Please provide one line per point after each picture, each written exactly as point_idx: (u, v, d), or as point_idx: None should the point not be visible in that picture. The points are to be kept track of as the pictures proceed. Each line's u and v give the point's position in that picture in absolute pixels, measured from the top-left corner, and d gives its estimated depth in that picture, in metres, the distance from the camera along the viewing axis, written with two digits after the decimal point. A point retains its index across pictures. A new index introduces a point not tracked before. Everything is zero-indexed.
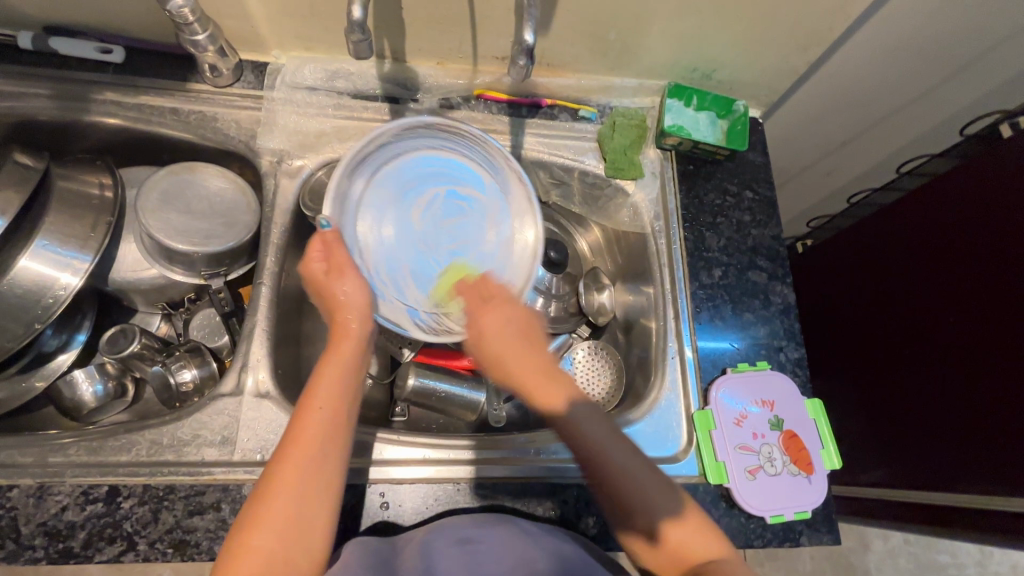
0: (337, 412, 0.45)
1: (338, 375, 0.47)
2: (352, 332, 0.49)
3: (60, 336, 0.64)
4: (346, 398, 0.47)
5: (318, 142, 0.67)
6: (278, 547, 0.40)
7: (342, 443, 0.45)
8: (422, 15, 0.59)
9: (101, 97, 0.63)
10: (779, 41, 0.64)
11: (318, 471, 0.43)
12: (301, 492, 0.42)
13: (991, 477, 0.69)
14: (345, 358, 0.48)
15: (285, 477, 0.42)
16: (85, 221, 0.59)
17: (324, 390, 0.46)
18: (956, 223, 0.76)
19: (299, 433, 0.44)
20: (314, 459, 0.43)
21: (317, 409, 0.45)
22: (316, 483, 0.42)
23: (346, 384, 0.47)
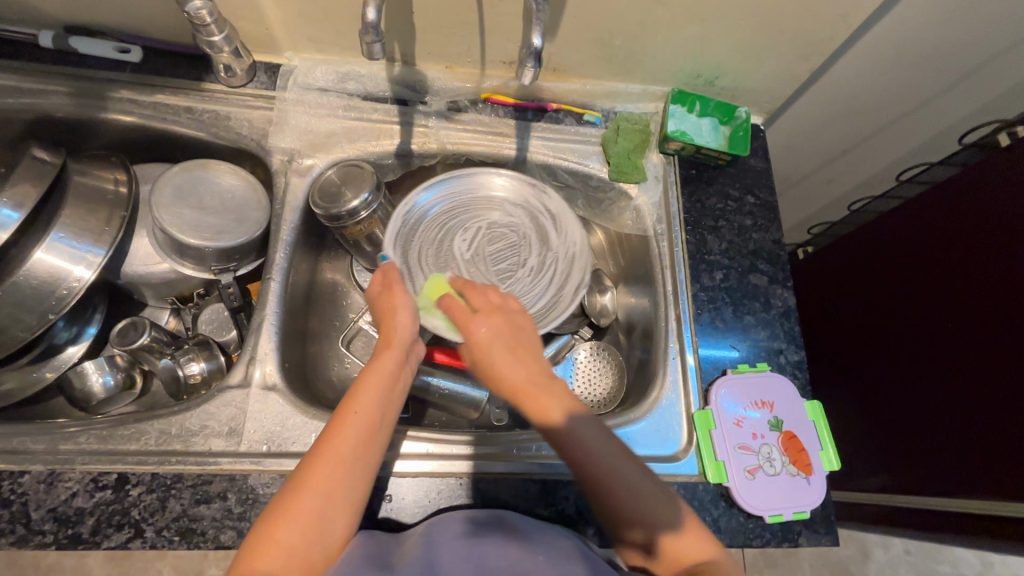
0: (373, 425, 0.46)
1: (377, 383, 0.47)
2: (396, 343, 0.50)
3: (70, 329, 0.65)
4: (385, 406, 0.47)
5: (328, 142, 0.68)
6: (303, 543, 0.41)
7: (375, 451, 0.46)
8: (432, 18, 0.61)
9: (118, 95, 0.64)
10: (780, 50, 0.66)
11: (348, 476, 0.44)
12: (329, 494, 0.43)
13: (987, 483, 0.70)
14: (389, 364, 0.49)
15: (317, 479, 0.43)
16: (100, 216, 0.61)
17: (366, 397, 0.46)
18: (955, 230, 0.77)
19: (335, 440, 0.44)
20: (345, 468, 0.44)
21: (357, 417, 0.45)
22: (345, 487, 0.43)
23: (387, 398, 0.48)
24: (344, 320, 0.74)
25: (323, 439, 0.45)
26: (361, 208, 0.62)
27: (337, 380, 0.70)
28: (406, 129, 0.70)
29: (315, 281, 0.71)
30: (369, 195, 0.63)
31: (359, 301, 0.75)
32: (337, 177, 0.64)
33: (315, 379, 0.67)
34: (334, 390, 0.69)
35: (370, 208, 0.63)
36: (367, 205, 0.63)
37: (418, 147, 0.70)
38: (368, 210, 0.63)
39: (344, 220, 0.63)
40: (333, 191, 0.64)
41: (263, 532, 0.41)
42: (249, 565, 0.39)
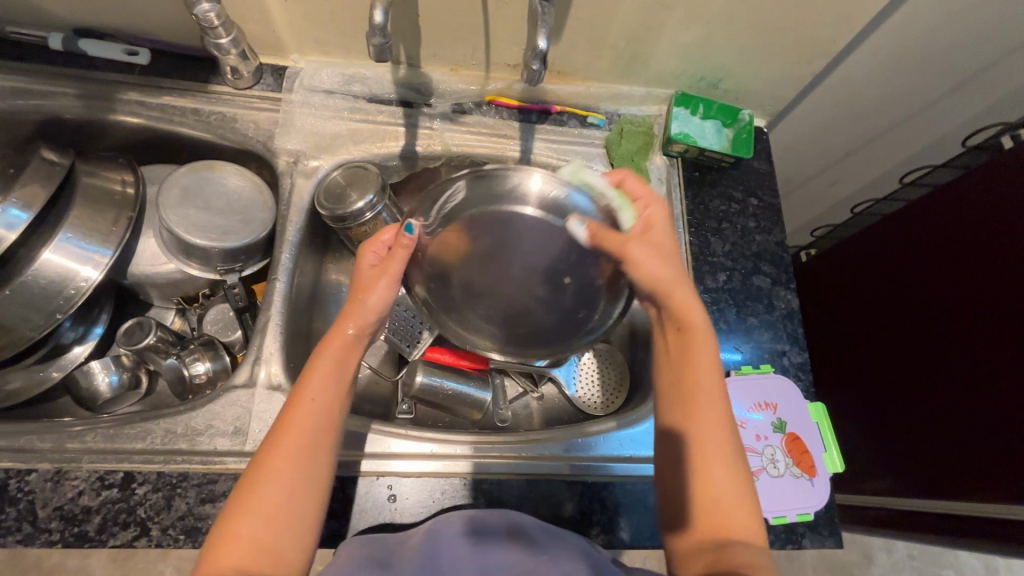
0: (325, 411, 0.46)
1: (327, 372, 0.48)
2: (347, 332, 0.50)
3: (77, 329, 0.65)
4: (338, 394, 0.48)
5: (334, 144, 0.68)
6: (268, 536, 0.41)
7: (333, 437, 0.47)
8: (438, 21, 0.61)
9: (126, 97, 0.65)
10: (783, 53, 0.66)
11: (306, 464, 0.44)
12: (289, 485, 0.43)
13: (990, 486, 0.70)
14: (337, 352, 0.49)
15: (274, 471, 0.43)
16: (107, 216, 0.61)
17: (315, 384, 0.47)
18: (959, 233, 0.77)
19: (288, 431, 0.45)
20: (302, 457, 0.44)
21: (310, 404, 0.46)
22: (304, 477, 0.44)
23: (338, 383, 0.48)
24: None
25: (277, 429, 0.45)
26: (365, 209, 0.62)
27: None
28: (411, 131, 0.70)
29: (320, 281, 0.72)
30: (374, 196, 0.63)
31: None
32: (343, 179, 0.65)
33: None
34: None
35: (375, 210, 0.64)
36: (371, 206, 0.63)
37: (423, 149, 0.70)
38: (372, 211, 0.63)
39: (348, 221, 0.64)
40: (339, 193, 0.64)
41: (223, 529, 0.41)
42: (212, 558, 0.39)
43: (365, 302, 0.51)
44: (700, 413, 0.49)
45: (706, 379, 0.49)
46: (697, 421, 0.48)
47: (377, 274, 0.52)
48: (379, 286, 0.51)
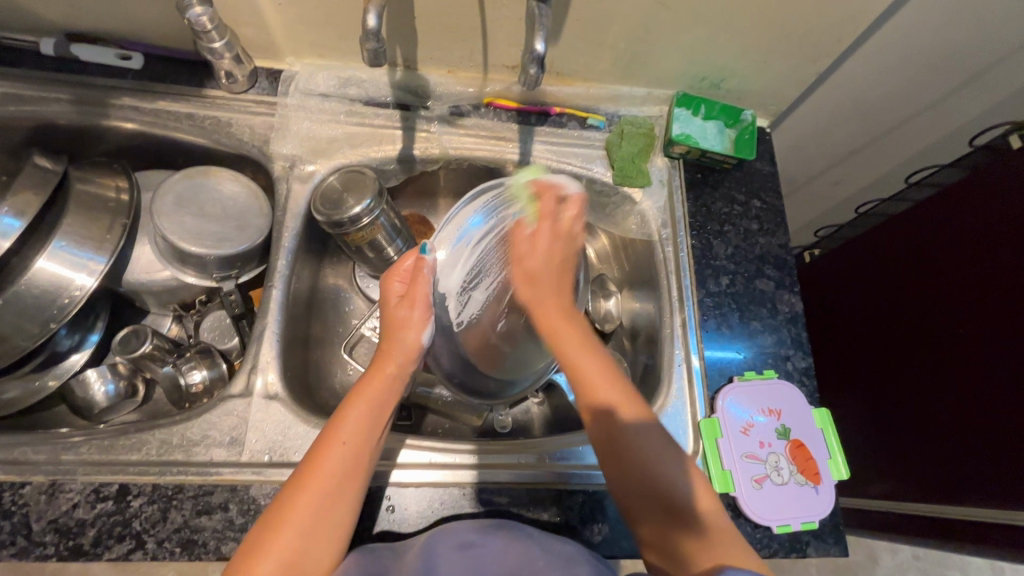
0: (358, 454, 0.46)
1: (363, 415, 0.48)
2: (385, 372, 0.51)
3: (73, 336, 0.64)
4: (371, 437, 0.48)
5: (330, 148, 0.68)
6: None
7: (360, 482, 0.46)
8: (434, 23, 0.60)
9: (120, 102, 0.64)
10: (786, 52, 0.65)
11: (331, 506, 0.44)
12: (312, 526, 0.42)
13: (996, 491, 0.69)
14: (375, 394, 0.50)
15: (298, 512, 0.42)
16: (102, 223, 0.60)
17: (349, 426, 0.47)
18: (967, 233, 0.76)
19: (319, 471, 0.44)
20: (328, 499, 0.44)
21: (341, 446, 0.46)
22: (329, 518, 0.43)
23: (372, 427, 0.48)
24: (348, 326, 0.74)
25: (305, 470, 0.45)
26: (364, 214, 0.61)
27: (340, 387, 0.69)
28: (409, 134, 0.69)
29: (318, 286, 0.71)
30: (372, 201, 0.62)
31: (362, 307, 0.75)
32: (339, 183, 0.64)
33: (319, 387, 0.67)
34: (338, 397, 0.68)
35: (373, 215, 0.63)
36: (370, 211, 0.62)
37: (421, 152, 0.69)
38: (370, 216, 0.62)
39: (345, 227, 0.63)
40: (335, 197, 0.63)
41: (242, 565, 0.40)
42: None
43: (403, 343, 0.53)
44: (600, 397, 0.49)
45: (594, 376, 0.49)
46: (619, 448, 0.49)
47: (406, 305, 0.54)
48: (414, 315, 0.53)
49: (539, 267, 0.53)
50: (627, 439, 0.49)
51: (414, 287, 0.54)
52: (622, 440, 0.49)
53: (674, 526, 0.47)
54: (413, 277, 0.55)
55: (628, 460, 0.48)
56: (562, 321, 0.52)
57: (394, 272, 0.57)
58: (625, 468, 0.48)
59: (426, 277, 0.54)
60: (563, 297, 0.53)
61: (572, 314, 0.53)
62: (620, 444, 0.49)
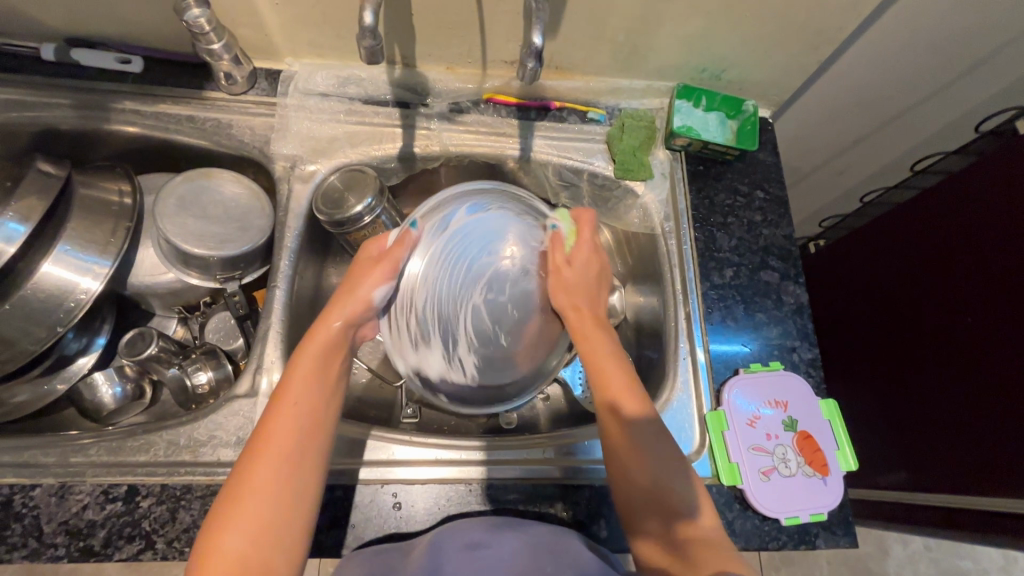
0: (311, 411, 0.46)
1: (308, 376, 0.47)
2: (330, 330, 0.51)
3: (80, 340, 0.65)
4: (320, 394, 0.47)
5: (331, 147, 0.68)
6: (253, 548, 0.39)
7: (316, 440, 0.45)
8: (431, 19, 0.60)
9: (121, 106, 0.64)
10: (787, 42, 0.64)
11: (293, 468, 0.43)
12: (274, 492, 0.41)
13: (1005, 480, 0.68)
14: (320, 351, 0.49)
15: (257, 480, 0.41)
16: (105, 227, 0.61)
17: (296, 386, 0.46)
18: (973, 220, 0.75)
19: (268, 439, 0.43)
20: (286, 462, 0.43)
21: (290, 407, 0.45)
22: (292, 481, 0.42)
23: (322, 382, 0.48)
24: None
25: (258, 438, 0.44)
26: (365, 212, 0.62)
27: None
28: (409, 132, 0.69)
29: (321, 286, 0.71)
30: (373, 199, 0.62)
31: None
32: (341, 182, 0.64)
33: None
34: None
35: (374, 213, 0.63)
36: (371, 209, 0.62)
37: (421, 149, 0.69)
38: (372, 215, 0.63)
39: (347, 226, 0.63)
40: (337, 197, 0.63)
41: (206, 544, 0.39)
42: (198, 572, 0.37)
43: (354, 299, 0.53)
44: (623, 399, 0.51)
45: (611, 373, 0.52)
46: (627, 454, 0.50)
47: (373, 264, 0.55)
48: (375, 275, 0.54)
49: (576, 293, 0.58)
50: (636, 430, 0.50)
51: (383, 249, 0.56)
52: (627, 434, 0.50)
53: (670, 507, 0.48)
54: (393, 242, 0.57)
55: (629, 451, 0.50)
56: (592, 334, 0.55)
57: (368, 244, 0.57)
58: (619, 451, 0.50)
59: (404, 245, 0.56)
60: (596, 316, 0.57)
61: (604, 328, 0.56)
62: (625, 442, 0.50)
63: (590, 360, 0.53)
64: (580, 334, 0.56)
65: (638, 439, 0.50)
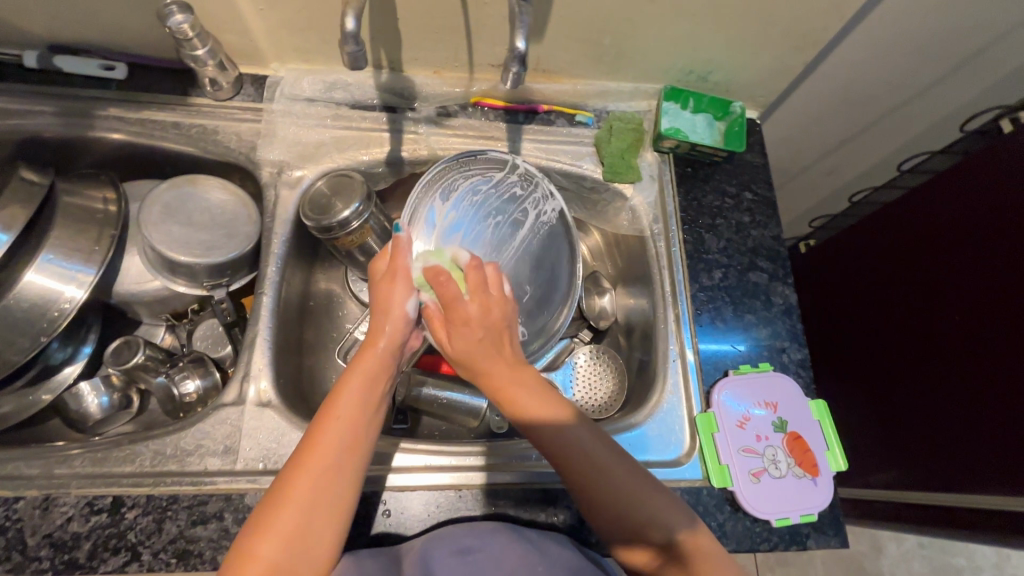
0: (358, 429, 0.44)
1: (357, 391, 0.46)
2: (379, 347, 0.49)
3: (65, 349, 0.64)
4: (367, 412, 0.46)
5: (317, 152, 0.67)
6: (285, 562, 0.38)
7: (359, 460, 0.44)
8: (417, 24, 0.60)
9: (105, 113, 0.64)
10: (773, 43, 0.65)
11: (334, 487, 0.42)
12: (314, 508, 0.40)
13: (994, 478, 0.69)
14: (371, 369, 0.47)
15: (298, 493, 0.40)
16: (90, 235, 0.60)
17: (346, 401, 0.45)
18: (959, 219, 0.75)
19: (315, 448, 0.42)
20: (328, 478, 0.41)
21: (338, 423, 0.44)
22: (331, 500, 0.41)
23: (370, 401, 0.46)
24: (342, 330, 0.73)
25: (304, 448, 0.43)
26: (353, 218, 0.61)
27: None
28: (397, 136, 0.69)
29: (310, 292, 0.71)
30: (361, 204, 0.62)
31: (355, 311, 0.74)
32: (328, 188, 0.63)
33: (313, 393, 0.66)
34: None
35: (362, 218, 0.63)
36: (358, 214, 0.62)
37: (409, 154, 0.69)
38: (359, 220, 0.62)
39: (334, 231, 0.62)
40: (324, 202, 0.63)
41: (243, 547, 0.39)
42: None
43: (391, 316, 0.49)
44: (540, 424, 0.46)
45: (527, 400, 0.45)
46: (576, 480, 0.46)
47: (390, 279, 0.51)
48: (397, 290, 0.50)
49: (471, 345, 0.47)
50: (577, 445, 0.46)
51: (394, 263, 0.51)
52: (558, 451, 0.46)
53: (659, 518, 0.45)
54: (393, 252, 0.52)
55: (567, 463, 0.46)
56: (509, 385, 0.46)
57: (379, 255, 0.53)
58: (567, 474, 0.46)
59: (406, 254, 0.52)
60: (512, 358, 0.47)
61: (524, 374, 0.47)
62: (555, 454, 0.46)
63: (512, 406, 0.46)
64: (497, 385, 0.46)
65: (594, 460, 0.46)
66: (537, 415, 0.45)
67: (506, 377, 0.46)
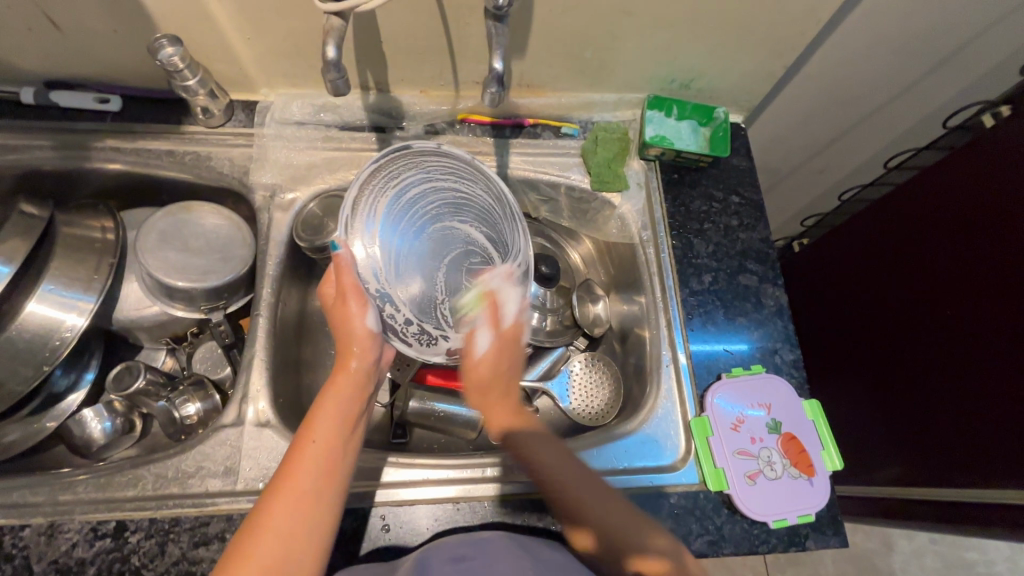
0: (332, 450, 0.46)
1: (327, 412, 0.48)
2: (350, 368, 0.51)
3: (69, 376, 0.65)
4: (343, 436, 0.48)
5: (309, 174, 0.69)
6: None
7: (335, 482, 0.45)
8: (400, 45, 0.61)
9: (101, 145, 0.65)
10: (753, 49, 0.66)
11: (308, 509, 0.43)
12: (290, 530, 0.41)
13: (995, 470, 0.69)
14: (344, 394, 0.50)
15: (275, 516, 0.42)
16: (89, 264, 0.61)
17: (320, 425, 0.47)
18: (948, 212, 0.76)
19: (291, 475, 0.44)
20: (302, 499, 0.43)
21: (312, 447, 0.46)
22: (308, 521, 0.42)
23: (343, 423, 0.48)
24: None
25: (281, 472, 0.44)
26: None
27: None
28: None
29: (306, 310, 0.72)
30: None
31: None
32: (321, 209, 0.65)
33: (312, 410, 0.67)
34: None
35: None
36: None
37: None
38: None
39: (328, 249, 0.64)
40: (317, 223, 0.65)
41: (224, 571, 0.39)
42: None
43: (354, 338, 0.50)
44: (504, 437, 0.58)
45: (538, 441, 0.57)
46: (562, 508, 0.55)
47: (342, 300, 0.50)
48: (352, 309, 0.50)
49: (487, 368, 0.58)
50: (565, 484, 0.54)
51: (341, 282, 0.49)
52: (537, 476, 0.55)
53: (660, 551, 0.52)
54: (336, 275, 0.50)
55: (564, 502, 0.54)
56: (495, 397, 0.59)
57: (324, 281, 0.53)
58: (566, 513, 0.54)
59: (350, 269, 0.49)
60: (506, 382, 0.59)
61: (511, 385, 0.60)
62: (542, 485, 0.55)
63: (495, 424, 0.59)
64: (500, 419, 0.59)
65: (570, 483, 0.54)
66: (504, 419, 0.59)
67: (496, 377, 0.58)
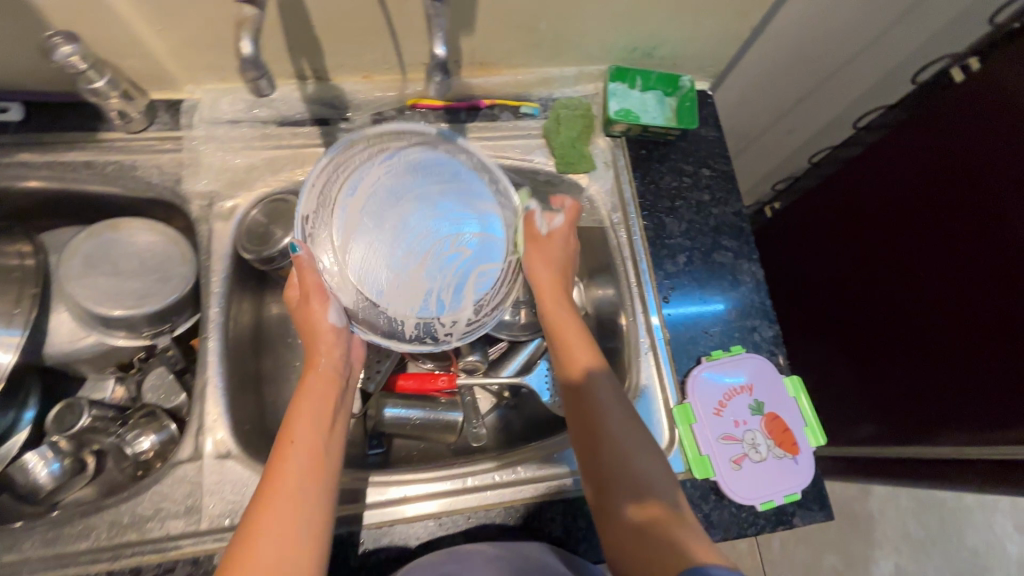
0: (315, 450, 0.43)
1: (306, 414, 0.45)
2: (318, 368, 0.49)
3: (6, 416, 0.58)
4: (323, 437, 0.45)
5: (249, 177, 0.63)
6: None
7: (325, 483, 0.42)
8: (334, 28, 0.55)
9: (7, 161, 0.58)
10: (716, 11, 0.62)
11: (296, 512, 0.39)
12: (281, 539, 0.38)
13: (971, 427, 0.70)
14: (316, 395, 0.47)
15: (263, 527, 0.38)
16: (8, 296, 0.55)
17: (298, 430, 0.44)
18: (919, 172, 0.75)
19: (274, 483, 0.40)
20: (290, 506, 0.39)
21: (295, 452, 0.42)
22: (298, 525, 0.39)
23: (324, 422, 0.46)
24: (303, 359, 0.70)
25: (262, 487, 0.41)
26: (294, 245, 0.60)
27: None
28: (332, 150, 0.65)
29: (262, 323, 0.67)
30: None
31: None
32: (264, 216, 0.62)
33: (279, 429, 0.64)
34: None
35: None
36: None
37: None
38: None
39: (277, 259, 0.60)
40: (261, 232, 0.61)
41: None
42: None
43: (319, 334, 0.50)
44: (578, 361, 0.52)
45: (571, 340, 0.54)
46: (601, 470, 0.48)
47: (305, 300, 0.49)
48: (316, 305, 0.49)
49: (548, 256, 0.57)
50: (602, 401, 0.50)
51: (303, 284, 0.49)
52: (593, 406, 0.50)
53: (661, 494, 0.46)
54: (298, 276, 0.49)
55: (585, 412, 0.50)
56: (554, 300, 0.56)
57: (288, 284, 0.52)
58: (610, 447, 0.48)
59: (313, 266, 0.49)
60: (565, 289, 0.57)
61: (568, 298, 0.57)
62: (582, 408, 0.50)
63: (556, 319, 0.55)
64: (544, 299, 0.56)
65: (598, 398, 0.50)
66: (567, 331, 0.54)
67: (554, 286, 0.56)
